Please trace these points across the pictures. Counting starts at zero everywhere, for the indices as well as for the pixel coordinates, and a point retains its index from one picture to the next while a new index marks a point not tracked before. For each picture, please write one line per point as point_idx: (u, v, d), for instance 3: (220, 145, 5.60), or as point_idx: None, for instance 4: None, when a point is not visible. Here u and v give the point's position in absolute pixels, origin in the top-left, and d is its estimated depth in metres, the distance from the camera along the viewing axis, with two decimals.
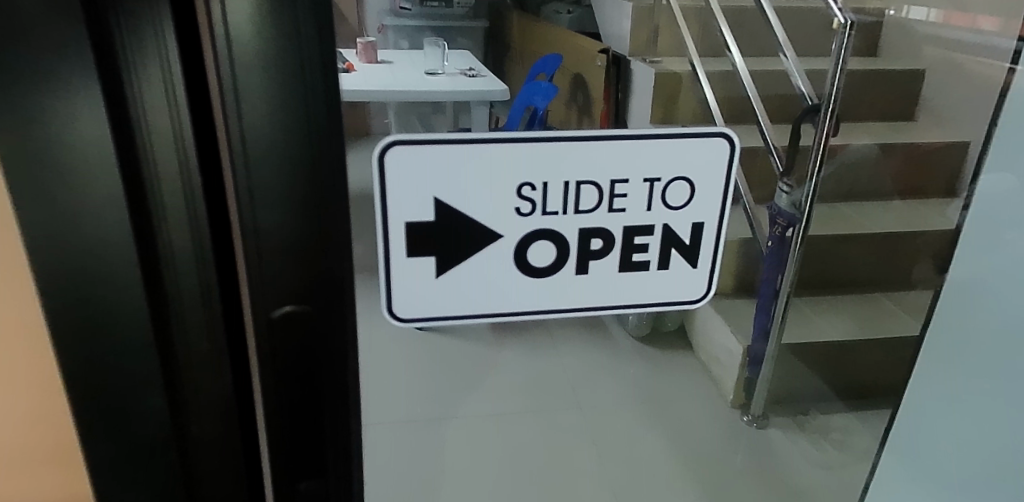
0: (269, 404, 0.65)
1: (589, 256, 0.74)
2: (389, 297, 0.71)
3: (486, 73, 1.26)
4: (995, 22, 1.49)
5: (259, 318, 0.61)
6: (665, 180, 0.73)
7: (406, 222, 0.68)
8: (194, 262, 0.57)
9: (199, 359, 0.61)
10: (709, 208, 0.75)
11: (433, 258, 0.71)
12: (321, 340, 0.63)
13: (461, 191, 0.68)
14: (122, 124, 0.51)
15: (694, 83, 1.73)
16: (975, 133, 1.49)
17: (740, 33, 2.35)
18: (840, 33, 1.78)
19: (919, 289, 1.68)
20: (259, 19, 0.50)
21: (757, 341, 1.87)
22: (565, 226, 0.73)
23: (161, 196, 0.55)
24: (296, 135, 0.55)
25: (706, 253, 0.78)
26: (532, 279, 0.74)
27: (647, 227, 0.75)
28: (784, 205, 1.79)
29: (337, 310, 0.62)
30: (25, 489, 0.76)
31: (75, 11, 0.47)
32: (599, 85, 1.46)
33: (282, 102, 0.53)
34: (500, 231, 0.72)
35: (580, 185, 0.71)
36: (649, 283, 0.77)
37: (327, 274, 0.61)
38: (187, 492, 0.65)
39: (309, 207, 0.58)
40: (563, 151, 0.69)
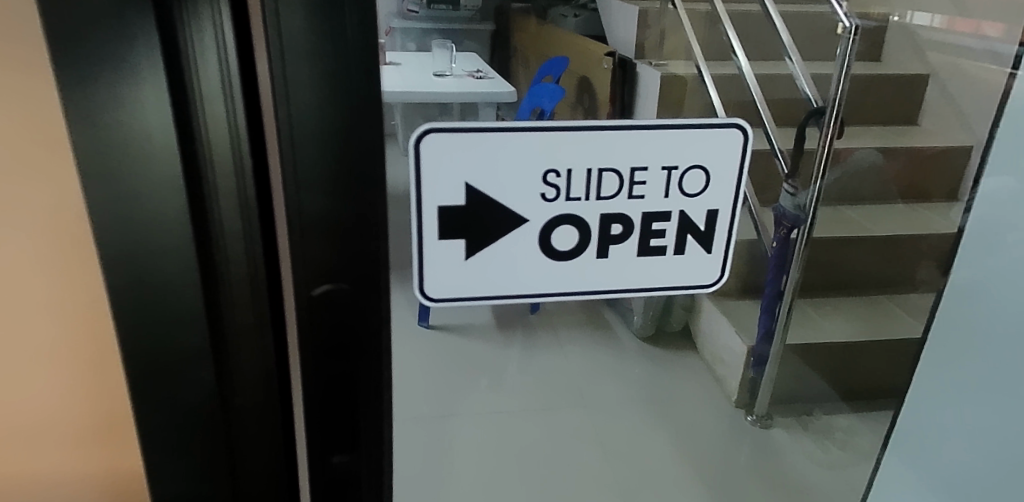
0: (304, 382, 0.69)
1: (609, 241, 0.77)
2: (422, 277, 0.74)
3: (492, 73, 1.24)
4: (998, 29, 1.52)
5: (299, 295, 0.65)
6: (682, 168, 0.76)
7: (438, 206, 0.71)
8: (243, 239, 0.61)
9: (243, 331, 0.64)
10: (722, 196, 0.78)
11: (462, 241, 0.74)
12: (352, 318, 0.68)
13: (490, 177, 0.72)
14: (182, 113, 0.55)
15: (699, 86, 1.78)
16: (976, 138, 1.53)
17: (746, 38, 2.39)
18: (846, 38, 1.89)
19: (921, 292, 1.72)
20: (310, 16, 0.54)
21: (761, 343, 1.90)
22: (588, 212, 0.75)
23: (215, 185, 0.58)
24: (337, 120, 0.59)
25: (721, 239, 0.81)
26: (555, 262, 0.77)
27: (665, 213, 0.77)
28: (790, 206, 1.83)
29: (370, 286, 0.67)
30: (58, 457, 0.70)
31: (146, 9, 0.51)
32: (605, 88, 1.52)
33: (325, 90, 0.58)
34: (526, 216, 0.75)
35: (602, 172, 0.74)
36: (668, 268, 0.80)
37: (360, 250, 0.65)
38: (230, 458, 0.69)
39: (339, 186, 0.62)
40: (584, 141, 0.73)
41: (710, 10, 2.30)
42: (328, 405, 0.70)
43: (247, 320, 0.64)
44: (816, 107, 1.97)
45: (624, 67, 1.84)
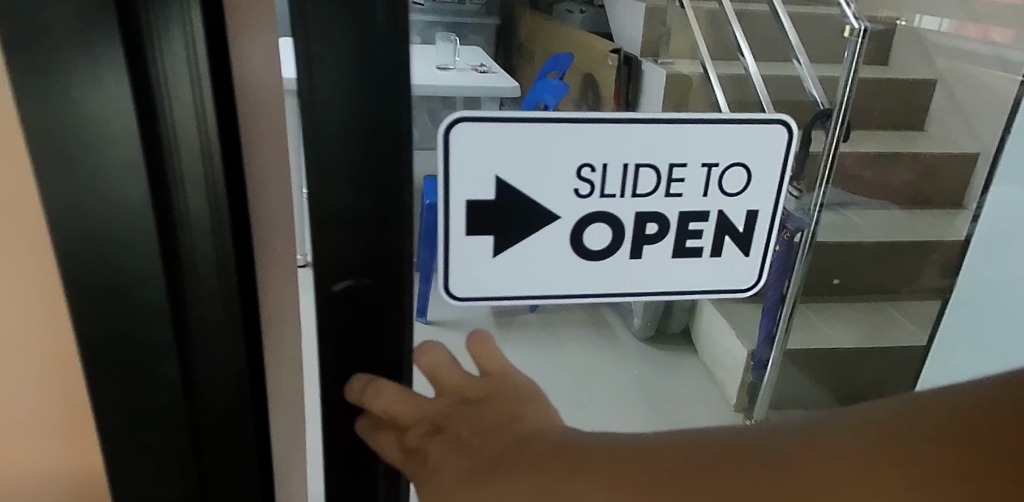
0: (326, 371, 0.68)
1: (644, 240, 0.79)
2: (445, 275, 0.75)
3: (496, 69, 1.22)
4: (1007, 34, 1.68)
5: (322, 288, 0.65)
6: (724, 165, 0.75)
7: (466, 200, 0.72)
8: (211, 228, 0.57)
9: (212, 330, 0.60)
10: (763, 198, 0.78)
11: (490, 237, 0.75)
12: (378, 315, 0.67)
13: (522, 173, 0.71)
14: (142, 89, 0.50)
15: (705, 86, 1.78)
16: (987, 145, 1.64)
17: (752, 37, 2.37)
18: (854, 40, 1.86)
19: (927, 297, 1.83)
20: None
21: (762, 347, 1.85)
22: (623, 210, 0.76)
23: (179, 168, 0.54)
24: (362, 118, 0.58)
25: (759, 242, 0.82)
26: (587, 261, 0.79)
27: (703, 214, 0.78)
28: (793, 210, 1.71)
29: (399, 283, 0.66)
30: (40, 444, 0.63)
31: None
32: (609, 85, 1.52)
33: (355, 74, 0.56)
34: (558, 212, 0.75)
35: (639, 168, 0.74)
36: (701, 268, 0.82)
37: (387, 247, 0.64)
38: (197, 463, 0.64)
39: (367, 180, 0.61)
40: (621, 137, 0.72)
41: (716, 9, 2.26)
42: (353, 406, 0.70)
43: (215, 314, 0.60)
44: (824, 109, 1.90)
45: (629, 63, 1.84)
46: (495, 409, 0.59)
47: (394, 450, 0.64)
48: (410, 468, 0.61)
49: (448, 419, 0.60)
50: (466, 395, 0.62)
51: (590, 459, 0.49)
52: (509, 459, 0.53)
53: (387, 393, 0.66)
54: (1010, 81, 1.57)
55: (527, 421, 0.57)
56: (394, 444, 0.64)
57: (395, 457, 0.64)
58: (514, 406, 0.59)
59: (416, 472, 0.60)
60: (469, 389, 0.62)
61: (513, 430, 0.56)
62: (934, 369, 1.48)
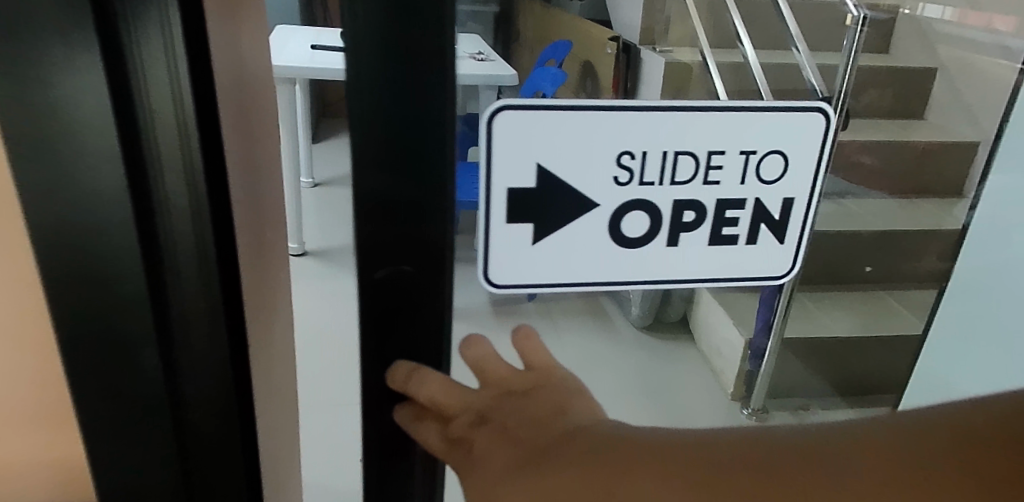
0: (367, 349, 0.73)
1: (681, 228, 0.80)
2: (485, 264, 0.76)
3: (495, 57, 1.22)
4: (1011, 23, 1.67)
5: (364, 273, 0.68)
6: (761, 153, 0.77)
7: (507, 188, 0.72)
8: (191, 219, 0.55)
9: (194, 321, 0.59)
10: (799, 185, 0.80)
11: (529, 225, 0.75)
12: (416, 302, 0.71)
13: (564, 160, 0.72)
14: (117, 79, 0.48)
15: (704, 75, 1.78)
16: (986, 133, 1.65)
17: (753, 25, 2.37)
18: (854, 28, 1.86)
19: (924, 286, 1.85)
20: None
21: (758, 337, 1.83)
22: (661, 197, 0.78)
23: (158, 159, 0.52)
24: (401, 113, 0.61)
25: (794, 230, 0.83)
26: (625, 248, 0.80)
27: (740, 202, 0.80)
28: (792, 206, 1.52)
29: (437, 270, 0.69)
30: (27, 446, 0.64)
31: None
32: (608, 73, 1.52)
33: (395, 73, 0.59)
34: (597, 200, 0.76)
35: (678, 156, 0.75)
36: (736, 256, 0.83)
37: (426, 235, 0.67)
38: (181, 457, 0.63)
39: (408, 171, 0.64)
40: (660, 125, 0.73)
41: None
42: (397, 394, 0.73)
43: (198, 305, 0.58)
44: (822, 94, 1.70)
45: (628, 50, 1.84)
46: (540, 405, 0.60)
47: (436, 439, 0.66)
48: (451, 457, 0.63)
49: (494, 411, 0.61)
50: (512, 388, 0.63)
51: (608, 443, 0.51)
52: (550, 449, 0.53)
53: (431, 382, 0.68)
54: (1011, 69, 1.57)
55: (573, 417, 0.57)
56: (438, 437, 0.66)
57: (437, 446, 0.65)
58: (561, 401, 0.60)
59: (458, 461, 0.61)
60: (515, 383, 0.64)
61: (557, 423, 0.57)
62: (940, 362, 1.50)
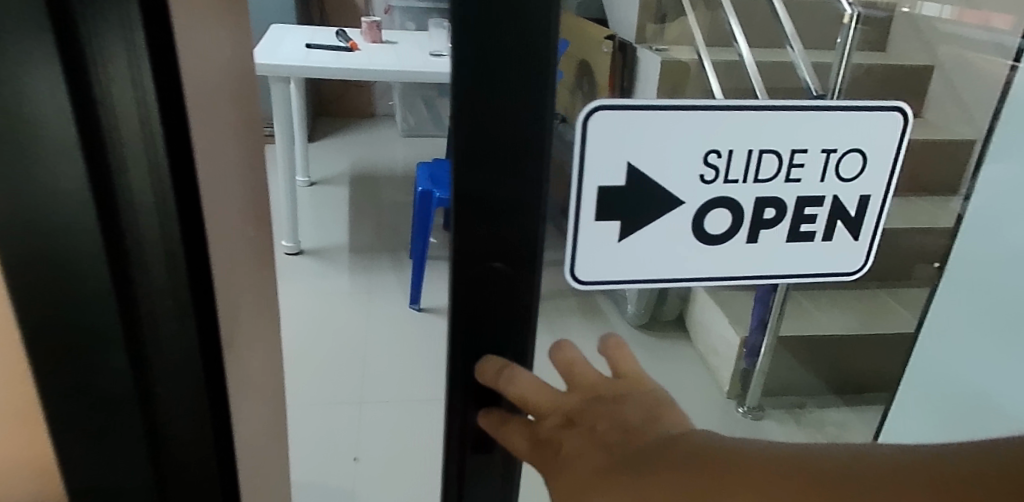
0: (459, 346, 0.74)
1: (761, 225, 0.82)
2: (574, 259, 0.79)
3: None
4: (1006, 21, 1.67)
5: (470, 269, 0.70)
6: (841, 150, 0.80)
7: (598, 187, 0.74)
8: (159, 223, 0.54)
9: (163, 321, 0.57)
10: (876, 183, 0.83)
11: (617, 223, 0.78)
12: (509, 299, 0.72)
13: (655, 158, 0.74)
14: (77, 77, 0.47)
15: (700, 73, 1.79)
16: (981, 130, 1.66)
17: (749, 24, 2.38)
18: (849, 26, 1.86)
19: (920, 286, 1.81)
20: None
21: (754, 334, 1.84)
22: (743, 195, 0.80)
23: (122, 161, 0.51)
24: (518, 115, 0.62)
25: (867, 225, 0.85)
26: (707, 245, 0.82)
27: (819, 198, 0.82)
28: None
29: (532, 267, 0.71)
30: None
31: None
32: (604, 72, 1.52)
33: (519, 77, 0.60)
34: (682, 198, 0.78)
35: (762, 154, 0.78)
36: (810, 252, 0.86)
37: (530, 232, 0.69)
38: (153, 457, 0.62)
39: (520, 171, 0.65)
40: (746, 125, 0.75)
41: None
42: (484, 396, 0.77)
43: (168, 304, 0.57)
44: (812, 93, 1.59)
45: (623, 49, 1.84)
46: (635, 406, 0.62)
47: (525, 436, 0.69)
48: (541, 459, 0.64)
49: (584, 412, 0.63)
50: (601, 392, 0.66)
51: (676, 454, 0.53)
52: (641, 456, 0.54)
53: (522, 381, 0.71)
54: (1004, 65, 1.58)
55: (670, 419, 0.60)
56: (525, 439, 0.68)
57: (526, 448, 0.68)
58: (658, 404, 0.63)
59: (548, 462, 0.63)
60: (608, 386, 0.67)
61: (650, 429, 0.58)
62: (938, 361, 1.49)
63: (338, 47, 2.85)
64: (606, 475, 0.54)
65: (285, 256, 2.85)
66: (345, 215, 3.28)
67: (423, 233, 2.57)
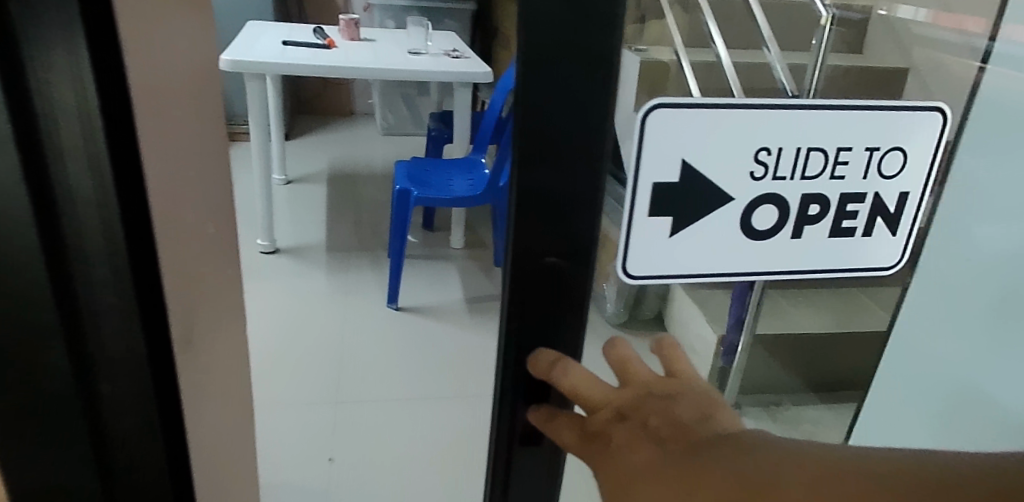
0: (513, 342, 0.74)
1: (805, 220, 0.78)
2: (625, 256, 0.76)
3: None
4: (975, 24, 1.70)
5: (531, 262, 0.70)
6: (884, 149, 0.75)
7: (652, 183, 0.72)
8: (101, 220, 0.53)
9: (106, 318, 0.56)
10: (915, 178, 0.78)
11: (669, 219, 0.74)
12: (565, 293, 0.73)
13: (709, 155, 0.71)
14: (11, 73, 0.46)
15: (676, 74, 1.79)
16: None
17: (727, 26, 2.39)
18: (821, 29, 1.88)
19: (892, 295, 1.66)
20: None
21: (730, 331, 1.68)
22: (791, 192, 0.77)
23: (61, 157, 0.50)
24: (582, 115, 0.62)
25: (906, 223, 0.81)
26: (753, 241, 0.78)
27: (860, 195, 0.78)
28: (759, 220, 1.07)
29: (588, 261, 0.72)
30: None
31: None
32: None
33: (585, 80, 0.60)
34: (732, 194, 0.74)
35: (810, 151, 0.74)
36: (852, 250, 0.81)
37: (588, 227, 0.69)
38: (98, 461, 0.60)
39: (581, 170, 0.66)
40: (796, 121, 0.72)
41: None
42: (533, 392, 0.76)
43: (110, 300, 0.55)
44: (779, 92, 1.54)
45: None
46: (688, 404, 0.61)
47: (574, 432, 0.68)
48: (592, 452, 0.64)
49: (635, 408, 0.62)
50: (653, 389, 0.64)
51: (723, 450, 0.53)
52: (693, 450, 0.55)
53: (573, 372, 0.70)
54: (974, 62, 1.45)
55: (722, 423, 0.59)
56: (575, 431, 0.68)
57: (576, 442, 0.67)
58: (708, 404, 0.62)
59: (599, 455, 0.62)
60: (657, 385, 0.65)
61: (704, 427, 0.57)
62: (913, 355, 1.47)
63: (315, 44, 2.82)
64: (665, 468, 0.54)
65: (261, 254, 2.82)
66: (323, 213, 3.26)
67: (401, 233, 2.55)
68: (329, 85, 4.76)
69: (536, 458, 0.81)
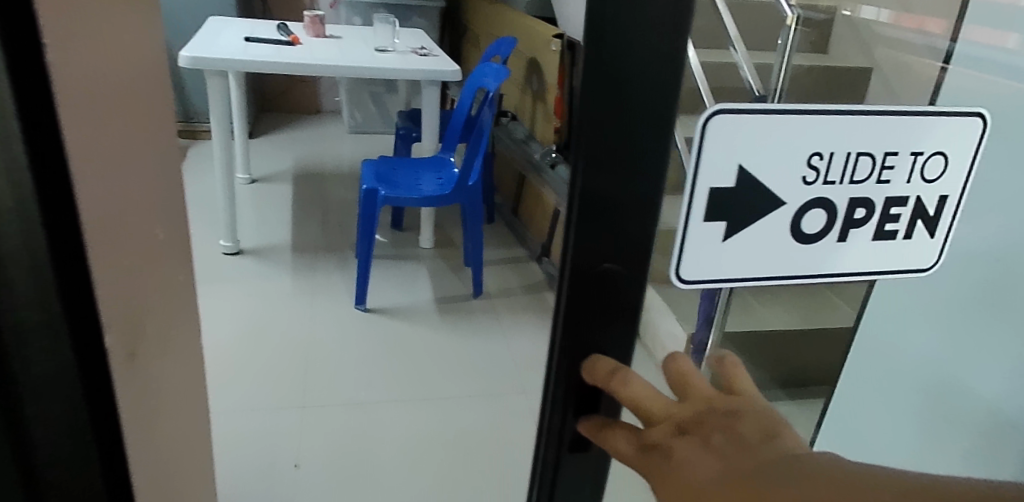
0: (565, 349, 0.72)
1: (851, 225, 0.73)
2: (678, 264, 0.71)
3: None
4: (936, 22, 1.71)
5: (587, 268, 0.68)
6: (927, 153, 0.72)
7: (709, 188, 0.67)
8: (22, 229, 0.52)
9: (30, 335, 0.54)
10: (954, 181, 0.75)
11: (722, 224, 0.69)
12: (618, 299, 0.71)
13: (766, 159, 0.67)
14: None
15: None
16: None
17: None
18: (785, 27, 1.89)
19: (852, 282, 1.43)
20: None
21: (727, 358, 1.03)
22: (839, 196, 0.71)
23: None
24: (647, 112, 0.61)
25: (945, 221, 0.77)
26: (802, 247, 0.73)
27: (903, 199, 0.73)
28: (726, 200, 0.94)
29: (645, 266, 0.70)
30: None
31: None
32: None
33: (651, 77, 0.60)
34: (784, 198, 0.69)
35: (859, 155, 0.69)
36: (894, 254, 0.77)
37: (645, 231, 0.67)
38: (27, 480, 0.59)
39: (643, 171, 0.64)
40: (850, 124, 0.68)
41: None
42: (583, 403, 0.74)
43: (36, 316, 0.54)
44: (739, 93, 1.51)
45: None
46: (754, 423, 0.60)
47: (629, 444, 0.66)
48: (648, 466, 0.62)
49: (697, 424, 0.61)
50: (716, 405, 0.63)
51: (783, 469, 0.53)
52: (759, 471, 0.53)
53: (636, 385, 0.67)
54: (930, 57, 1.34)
55: (787, 443, 0.57)
56: (630, 444, 0.65)
57: (629, 452, 0.65)
58: (771, 423, 0.60)
59: (655, 469, 0.61)
60: (719, 401, 0.63)
61: (769, 446, 0.56)
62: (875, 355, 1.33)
63: (279, 40, 2.77)
64: (729, 489, 0.53)
65: (224, 255, 2.77)
66: (289, 213, 3.20)
67: (368, 233, 2.50)
68: (295, 80, 4.68)
69: (584, 469, 0.79)
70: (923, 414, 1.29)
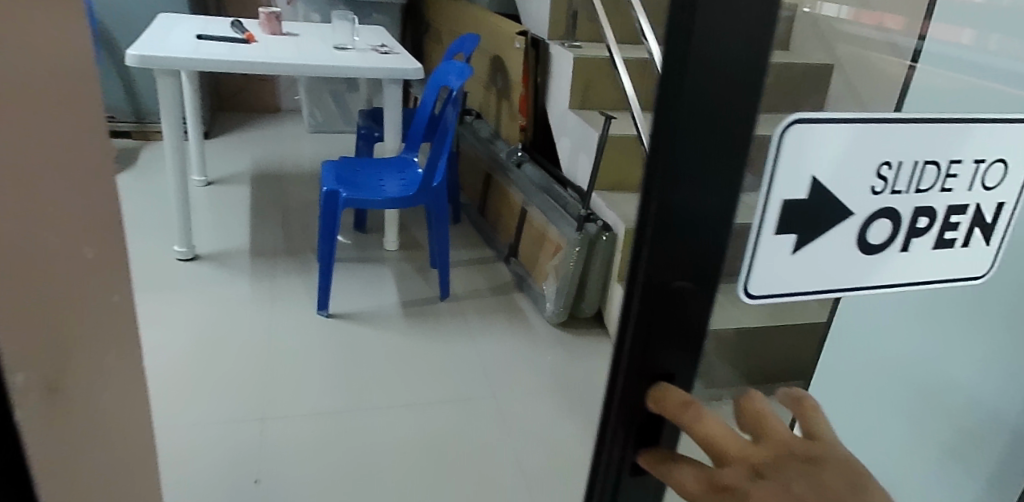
0: (630, 371, 0.69)
1: (914, 234, 0.75)
2: (747, 277, 0.70)
3: None
4: None
5: (660, 288, 0.65)
6: (988, 161, 0.75)
7: (783, 200, 0.67)
8: None
9: None
10: (1010, 189, 0.78)
11: (794, 237, 0.69)
12: (688, 318, 0.68)
13: (839, 170, 0.67)
14: None
15: None
16: None
17: None
18: None
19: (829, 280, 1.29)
20: None
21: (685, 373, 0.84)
22: (905, 206, 0.73)
23: None
24: (729, 124, 0.59)
25: (999, 230, 0.80)
26: (868, 256, 0.74)
27: (963, 207, 0.76)
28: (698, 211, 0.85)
29: (713, 284, 0.68)
30: None
31: None
32: None
33: (730, 86, 0.57)
34: (853, 209, 0.70)
35: (925, 164, 0.71)
36: (948, 262, 0.79)
37: (717, 248, 0.65)
38: None
39: (722, 186, 0.62)
40: (920, 132, 0.70)
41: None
42: (644, 432, 0.72)
43: None
44: None
45: None
46: (835, 476, 0.64)
47: (696, 479, 0.68)
48: None
49: (778, 471, 0.64)
50: (795, 451, 0.67)
51: None
52: None
53: (710, 422, 0.67)
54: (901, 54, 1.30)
55: None
56: (699, 480, 0.67)
57: (696, 489, 0.67)
58: (849, 477, 0.65)
59: None
60: (796, 447, 0.67)
61: None
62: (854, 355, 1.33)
63: (233, 38, 2.67)
64: None
65: (179, 261, 2.66)
66: (247, 216, 3.10)
67: (329, 236, 2.42)
68: (250, 79, 4.56)
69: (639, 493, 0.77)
70: (912, 413, 1.28)
